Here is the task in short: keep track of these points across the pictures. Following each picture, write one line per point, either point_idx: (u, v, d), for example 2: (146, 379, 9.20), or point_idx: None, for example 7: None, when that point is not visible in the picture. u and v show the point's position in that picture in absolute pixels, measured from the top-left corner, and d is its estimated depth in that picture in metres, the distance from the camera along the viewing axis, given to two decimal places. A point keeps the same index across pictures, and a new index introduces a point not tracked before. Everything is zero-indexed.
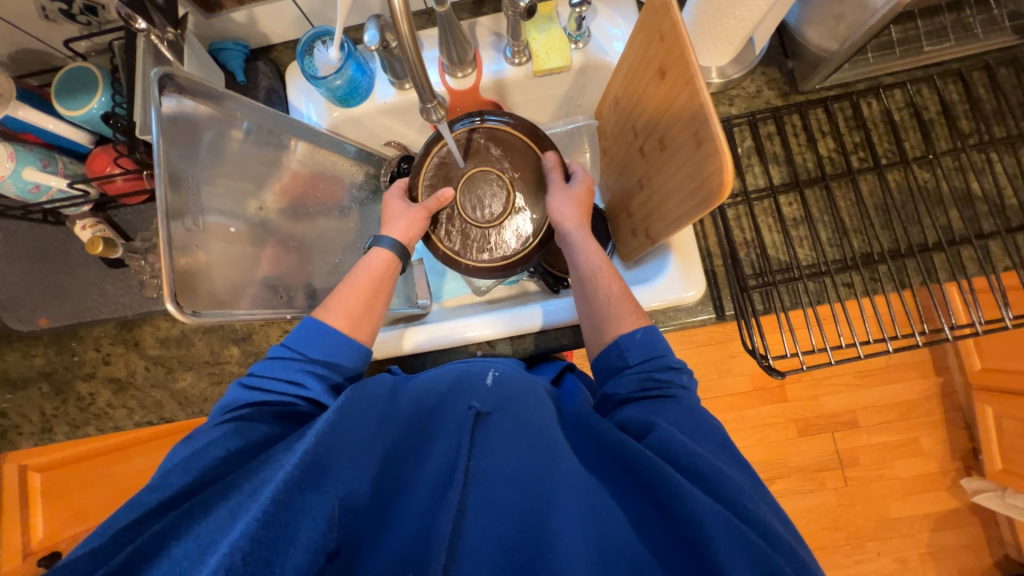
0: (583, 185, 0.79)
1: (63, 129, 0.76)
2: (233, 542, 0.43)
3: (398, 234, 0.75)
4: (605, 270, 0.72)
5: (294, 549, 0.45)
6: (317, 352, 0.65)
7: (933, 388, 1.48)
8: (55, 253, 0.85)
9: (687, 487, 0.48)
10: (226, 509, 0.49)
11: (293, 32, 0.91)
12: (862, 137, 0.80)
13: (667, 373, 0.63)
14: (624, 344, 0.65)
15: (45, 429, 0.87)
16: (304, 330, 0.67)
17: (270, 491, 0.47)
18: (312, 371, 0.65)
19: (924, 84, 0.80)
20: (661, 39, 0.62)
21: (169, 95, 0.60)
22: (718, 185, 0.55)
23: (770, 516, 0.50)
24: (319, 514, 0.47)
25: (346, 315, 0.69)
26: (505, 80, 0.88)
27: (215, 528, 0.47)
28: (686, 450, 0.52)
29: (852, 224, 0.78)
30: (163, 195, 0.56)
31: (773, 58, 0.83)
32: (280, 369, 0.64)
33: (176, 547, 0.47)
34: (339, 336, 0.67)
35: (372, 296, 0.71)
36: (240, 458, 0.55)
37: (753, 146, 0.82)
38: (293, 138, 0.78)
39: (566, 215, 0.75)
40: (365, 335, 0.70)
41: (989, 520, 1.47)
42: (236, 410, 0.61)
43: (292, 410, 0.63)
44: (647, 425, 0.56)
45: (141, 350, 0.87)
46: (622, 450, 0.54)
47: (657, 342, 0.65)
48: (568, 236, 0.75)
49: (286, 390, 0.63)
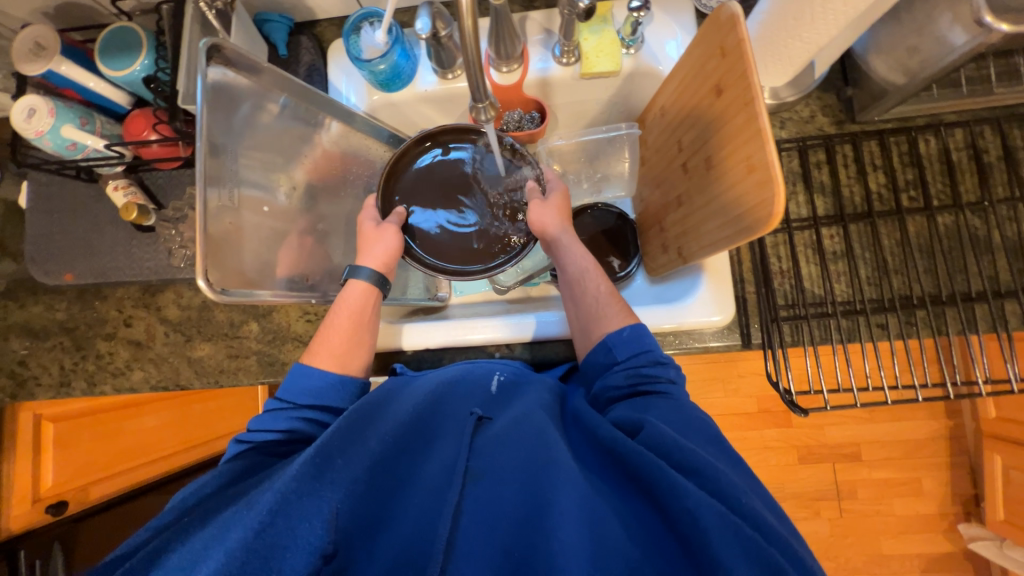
0: (559, 193, 0.78)
1: (103, 88, 0.75)
2: (231, 547, 0.45)
3: (378, 263, 0.71)
4: (593, 270, 0.73)
5: (292, 553, 0.46)
6: (302, 398, 0.65)
7: (942, 430, 1.45)
8: (85, 209, 0.85)
9: (678, 481, 0.48)
10: (223, 518, 0.50)
11: (338, 7, 0.89)
12: (915, 174, 0.77)
13: (654, 368, 0.63)
14: (611, 342, 0.66)
15: (64, 384, 0.88)
16: (291, 378, 0.66)
17: (269, 498, 0.48)
18: (301, 418, 0.64)
19: (988, 126, 0.76)
20: (722, 54, 0.59)
21: (215, 65, 0.59)
22: (765, 216, 0.53)
23: (764, 508, 0.49)
24: (316, 517, 0.48)
25: (332, 354, 0.68)
26: (550, 79, 0.86)
27: (209, 538, 0.48)
28: (678, 446, 0.52)
29: (893, 263, 0.75)
30: (202, 164, 0.55)
31: (833, 83, 0.80)
32: (268, 421, 0.63)
33: (171, 557, 0.47)
34: (326, 377, 0.66)
35: (358, 330, 0.69)
36: (230, 483, 0.58)
37: (799, 172, 0.79)
38: (329, 117, 0.76)
39: (549, 221, 0.74)
40: (355, 369, 0.69)
41: (983, 567, 1.46)
42: (229, 460, 0.61)
43: (292, 451, 0.63)
44: (638, 423, 0.57)
45: (162, 315, 0.88)
46: (614, 448, 0.54)
47: (645, 337, 0.66)
48: (554, 240, 0.74)
49: (275, 440, 0.62)
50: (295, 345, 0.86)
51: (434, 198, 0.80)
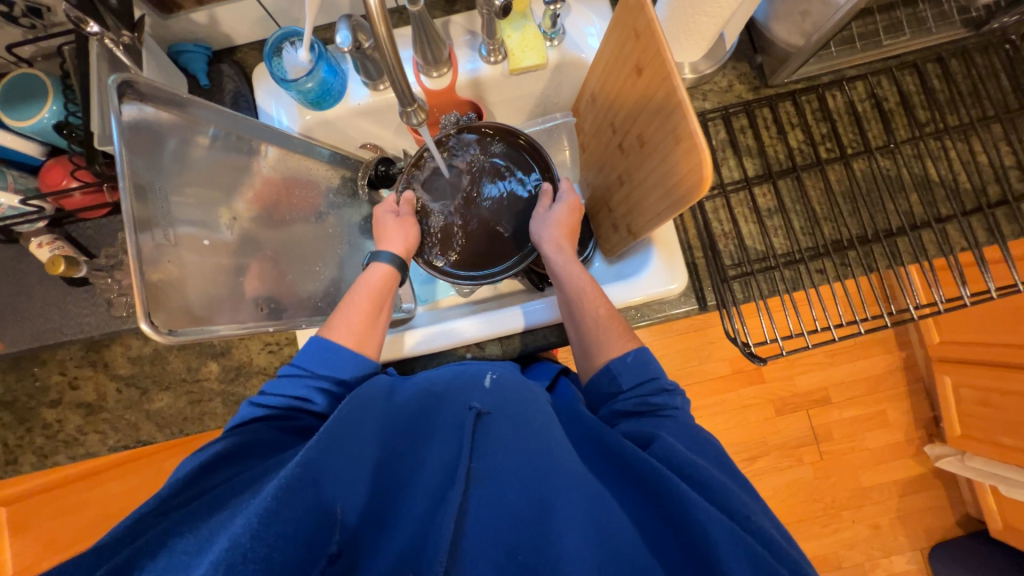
0: (566, 205, 0.78)
1: (10, 140, 0.70)
2: (234, 539, 0.43)
3: (397, 250, 0.76)
4: (591, 293, 0.71)
5: (290, 545, 0.45)
6: (324, 368, 0.64)
7: (896, 361, 1.56)
8: (8, 272, 0.79)
9: (691, 496, 0.48)
10: (232, 507, 0.49)
11: (257, 32, 0.88)
12: (828, 128, 0.83)
13: (661, 397, 0.62)
14: (616, 370, 0.64)
15: (10, 462, 0.81)
16: (309, 348, 0.65)
17: (272, 488, 0.47)
18: (319, 388, 0.63)
19: (883, 76, 0.83)
20: (636, 37, 0.62)
21: (128, 102, 0.56)
22: (696, 180, 0.56)
23: (769, 523, 0.51)
24: (314, 513, 0.48)
25: (350, 330, 0.67)
26: (481, 79, 0.87)
27: (215, 524, 0.47)
28: (690, 462, 0.52)
29: (822, 212, 0.81)
30: (128, 207, 0.52)
31: (743, 52, 0.85)
32: (287, 386, 0.62)
33: (179, 541, 0.46)
34: (346, 351, 0.65)
35: (375, 312, 0.70)
36: (228, 459, 0.54)
37: (727, 139, 0.84)
38: (264, 143, 0.76)
39: (546, 239, 0.76)
40: (370, 349, 0.68)
41: (951, 483, 1.57)
42: (233, 430, 0.58)
43: (301, 423, 0.62)
44: (651, 436, 0.57)
45: (111, 371, 0.83)
46: (624, 455, 0.54)
47: (649, 363, 0.64)
48: (550, 257, 0.75)
49: (287, 408, 0.61)
50: (261, 378, 0.83)
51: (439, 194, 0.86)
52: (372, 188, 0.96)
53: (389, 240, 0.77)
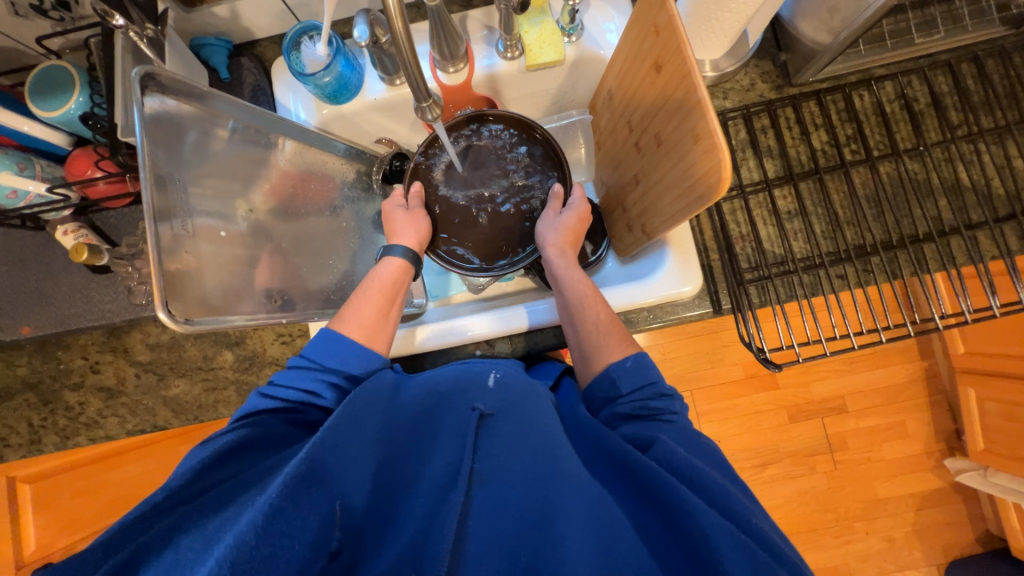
0: (576, 212, 0.77)
1: (38, 130, 0.72)
2: (238, 536, 0.43)
3: (410, 243, 0.77)
4: (591, 299, 0.70)
5: (297, 544, 0.46)
6: (333, 361, 0.63)
7: (917, 372, 1.52)
8: (35, 258, 0.82)
9: (691, 499, 0.47)
10: (235, 506, 0.50)
11: (277, 26, 0.89)
12: (854, 129, 0.80)
13: (659, 401, 0.61)
14: (616, 374, 0.63)
15: (33, 441, 0.84)
16: (319, 341, 0.65)
17: (275, 485, 0.46)
18: (328, 382, 0.63)
19: (914, 76, 0.80)
20: (657, 33, 0.61)
21: (150, 94, 0.57)
22: (715, 182, 0.55)
23: (771, 529, 0.50)
24: (321, 512, 0.48)
25: (360, 325, 0.68)
26: (497, 74, 0.87)
27: (222, 520, 0.48)
28: (691, 465, 0.51)
29: (844, 216, 0.79)
30: (148, 198, 0.53)
31: (767, 50, 0.83)
32: (296, 378, 0.62)
33: (185, 539, 0.47)
34: (356, 345, 0.65)
35: (386, 304, 0.71)
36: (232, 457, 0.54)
37: (747, 139, 0.82)
38: (282, 137, 0.77)
39: (550, 242, 0.75)
40: (380, 344, 0.68)
41: (972, 498, 1.52)
42: (241, 421, 0.58)
43: (311, 417, 0.62)
44: (651, 439, 0.55)
45: (131, 357, 0.86)
46: (625, 459, 0.53)
47: (648, 369, 0.63)
48: (550, 261, 0.74)
49: (298, 401, 0.61)
50: (274, 369, 0.85)
51: (454, 180, 0.85)
52: (385, 183, 0.97)
53: (400, 234, 0.77)
